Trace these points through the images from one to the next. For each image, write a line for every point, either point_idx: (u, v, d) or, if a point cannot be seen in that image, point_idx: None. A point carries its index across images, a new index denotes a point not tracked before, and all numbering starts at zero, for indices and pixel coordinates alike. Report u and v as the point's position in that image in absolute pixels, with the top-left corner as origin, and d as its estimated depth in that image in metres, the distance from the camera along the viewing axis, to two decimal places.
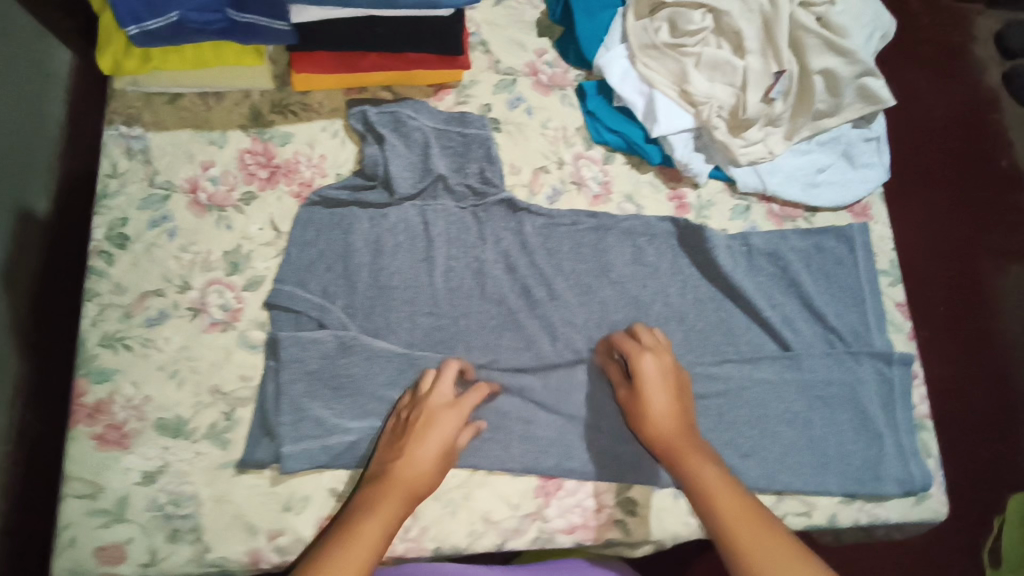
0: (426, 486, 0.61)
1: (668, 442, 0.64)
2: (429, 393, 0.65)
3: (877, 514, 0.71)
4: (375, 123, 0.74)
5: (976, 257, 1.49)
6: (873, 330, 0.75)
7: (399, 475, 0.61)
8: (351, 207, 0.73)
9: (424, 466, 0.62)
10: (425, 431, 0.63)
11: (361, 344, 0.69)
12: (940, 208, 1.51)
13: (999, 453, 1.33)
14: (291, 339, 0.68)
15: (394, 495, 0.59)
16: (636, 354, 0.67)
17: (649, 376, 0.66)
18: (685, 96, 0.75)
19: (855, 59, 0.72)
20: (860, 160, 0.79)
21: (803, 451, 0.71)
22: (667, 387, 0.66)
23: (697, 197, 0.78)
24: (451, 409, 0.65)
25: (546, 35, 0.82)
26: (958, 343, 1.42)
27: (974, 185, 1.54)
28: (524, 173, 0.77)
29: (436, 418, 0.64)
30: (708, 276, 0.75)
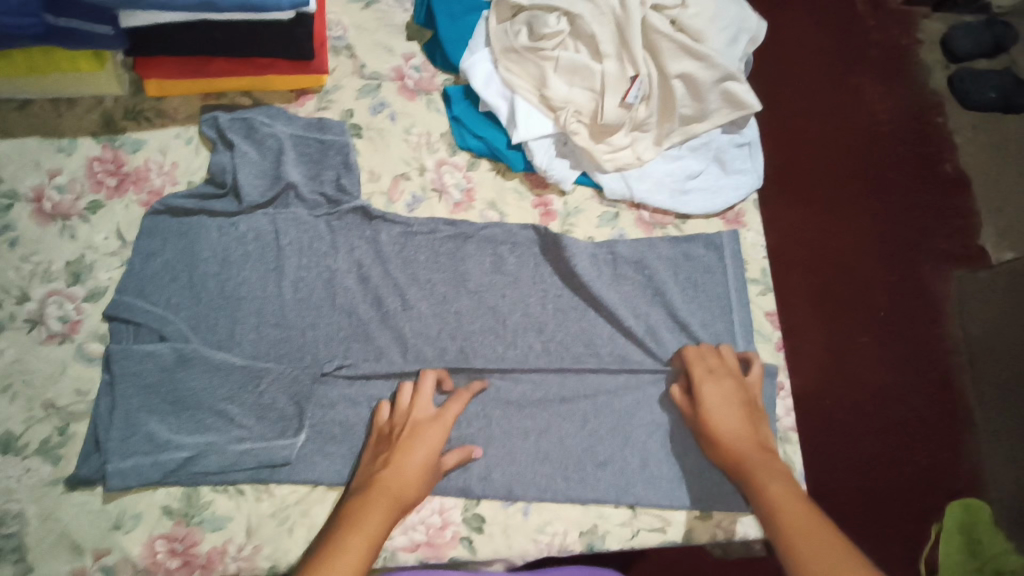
0: (412, 495, 0.60)
1: (738, 458, 0.62)
2: (412, 407, 0.66)
3: (736, 530, 0.68)
4: (226, 129, 0.72)
5: (918, 262, 1.45)
6: (741, 340, 0.73)
7: (388, 488, 0.59)
8: (199, 216, 0.72)
9: (409, 478, 0.61)
10: (410, 442, 0.63)
11: (197, 356, 0.67)
12: (881, 213, 1.48)
13: (938, 460, 1.31)
14: (124, 352, 0.66)
15: (379, 505, 0.58)
16: (695, 371, 0.68)
17: (703, 394, 0.66)
18: (545, 102, 0.73)
19: (713, 63, 0.70)
20: (732, 165, 0.77)
21: (662, 465, 0.69)
22: (730, 404, 0.65)
23: (563, 204, 0.76)
24: (439, 420, 0.65)
25: (415, 39, 0.80)
26: (901, 351, 1.39)
27: (920, 190, 1.50)
28: (384, 180, 0.75)
29: (424, 430, 0.64)
30: (571, 285, 0.73)
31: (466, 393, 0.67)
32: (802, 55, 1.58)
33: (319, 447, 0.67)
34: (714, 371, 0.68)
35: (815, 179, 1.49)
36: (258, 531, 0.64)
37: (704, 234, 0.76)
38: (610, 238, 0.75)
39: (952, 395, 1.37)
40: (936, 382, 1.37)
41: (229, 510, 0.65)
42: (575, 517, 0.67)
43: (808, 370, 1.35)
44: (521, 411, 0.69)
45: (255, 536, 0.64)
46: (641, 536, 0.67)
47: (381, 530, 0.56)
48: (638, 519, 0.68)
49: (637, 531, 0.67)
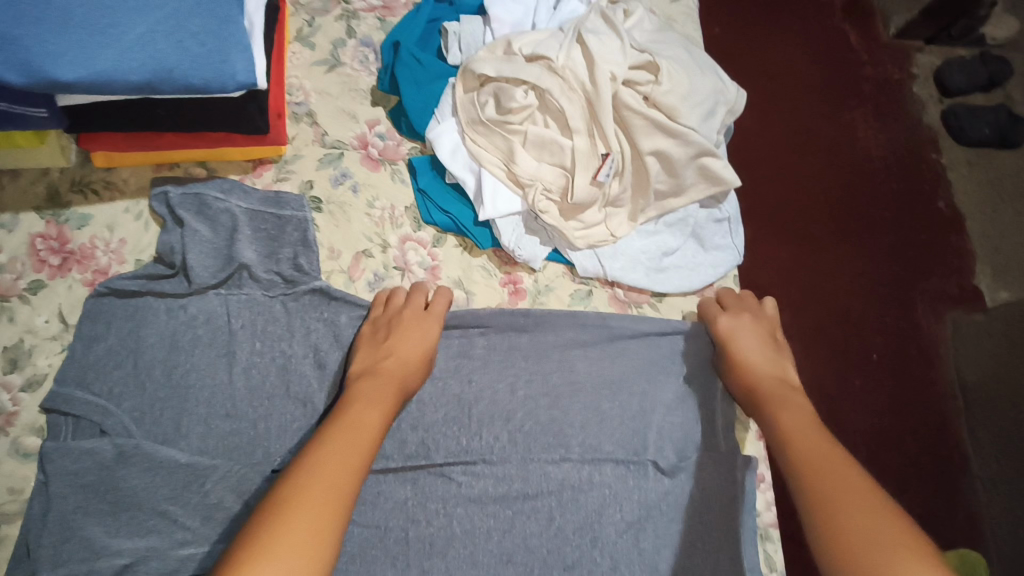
0: (410, 383, 0.65)
1: (756, 390, 0.68)
2: (403, 304, 0.68)
3: None
4: (176, 206, 0.68)
5: (913, 304, 1.42)
6: (718, 432, 0.71)
7: (390, 372, 0.63)
8: (146, 298, 0.68)
9: (408, 365, 0.65)
10: (404, 334, 0.66)
11: (143, 452, 0.63)
12: (875, 255, 1.44)
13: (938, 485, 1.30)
14: (60, 450, 0.62)
15: (387, 390, 0.62)
16: (716, 309, 0.73)
17: (738, 327, 0.71)
18: (513, 177, 0.70)
19: (688, 140, 0.67)
20: (710, 241, 0.75)
21: (632, 567, 0.65)
22: (757, 334, 0.71)
23: (533, 282, 0.72)
24: (432, 320, 0.67)
25: (379, 104, 0.77)
26: (896, 394, 1.35)
27: (915, 231, 1.47)
28: (344, 258, 0.71)
29: (419, 327, 0.66)
30: (541, 369, 0.70)
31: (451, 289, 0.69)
32: (793, 93, 1.54)
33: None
34: (745, 306, 0.74)
35: (808, 218, 1.45)
36: None
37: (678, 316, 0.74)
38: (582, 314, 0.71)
39: (949, 433, 1.34)
40: (933, 427, 1.34)
41: None
42: None
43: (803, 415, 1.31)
44: (485, 508, 0.65)
45: None
46: None
47: (389, 413, 0.60)
48: None
49: None
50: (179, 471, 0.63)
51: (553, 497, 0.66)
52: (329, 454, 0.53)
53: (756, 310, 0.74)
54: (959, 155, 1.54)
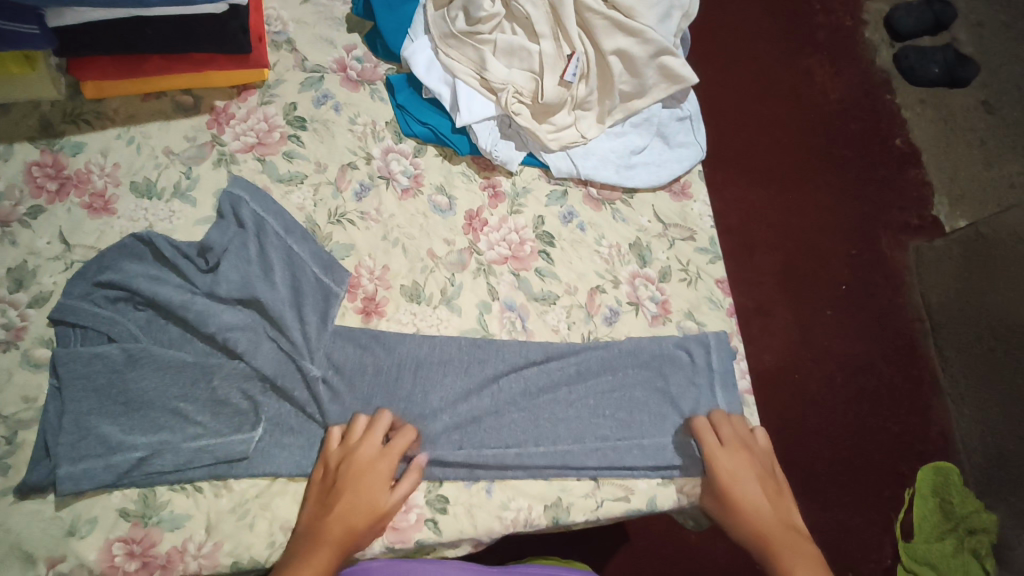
0: (354, 539, 0.61)
1: (761, 537, 0.64)
2: (355, 446, 0.64)
3: (698, 494, 0.69)
4: (244, 218, 0.70)
5: (876, 234, 1.49)
6: (697, 309, 0.75)
7: (330, 536, 0.60)
8: (168, 270, 0.69)
9: (363, 507, 0.62)
10: (353, 484, 0.62)
11: (151, 354, 0.65)
12: (838, 190, 1.51)
13: (912, 407, 1.36)
14: (71, 354, 0.64)
15: (322, 551, 0.60)
16: (709, 444, 0.67)
17: (726, 450, 0.66)
18: (486, 84, 0.75)
19: (646, 38, 0.72)
20: (674, 139, 0.79)
21: (621, 436, 0.68)
22: (755, 485, 0.66)
23: (511, 185, 0.77)
24: (381, 464, 0.63)
25: (355, 30, 0.81)
26: (867, 320, 1.42)
27: (874, 164, 1.55)
28: (331, 170, 0.75)
29: (365, 478, 0.63)
30: (525, 265, 0.74)
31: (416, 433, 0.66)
32: (751, 39, 1.60)
33: (277, 436, 0.67)
34: (741, 434, 0.68)
35: (772, 160, 1.52)
36: (217, 528, 0.63)
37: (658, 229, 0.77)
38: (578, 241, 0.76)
39: (920, 355, 1.41)
40: (904, 349, 1.40)
41: (187, 508, 0.64)
42: (538, 492, 0.67)
43: (780, 345, 1.37)
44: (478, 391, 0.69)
45: (214, 533, 0.63)
46: (606, 507, 0.68)
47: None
48: (602, 490, 0.68)
49: (601, 502, 0.68)
50: (186, 370, 0.66)
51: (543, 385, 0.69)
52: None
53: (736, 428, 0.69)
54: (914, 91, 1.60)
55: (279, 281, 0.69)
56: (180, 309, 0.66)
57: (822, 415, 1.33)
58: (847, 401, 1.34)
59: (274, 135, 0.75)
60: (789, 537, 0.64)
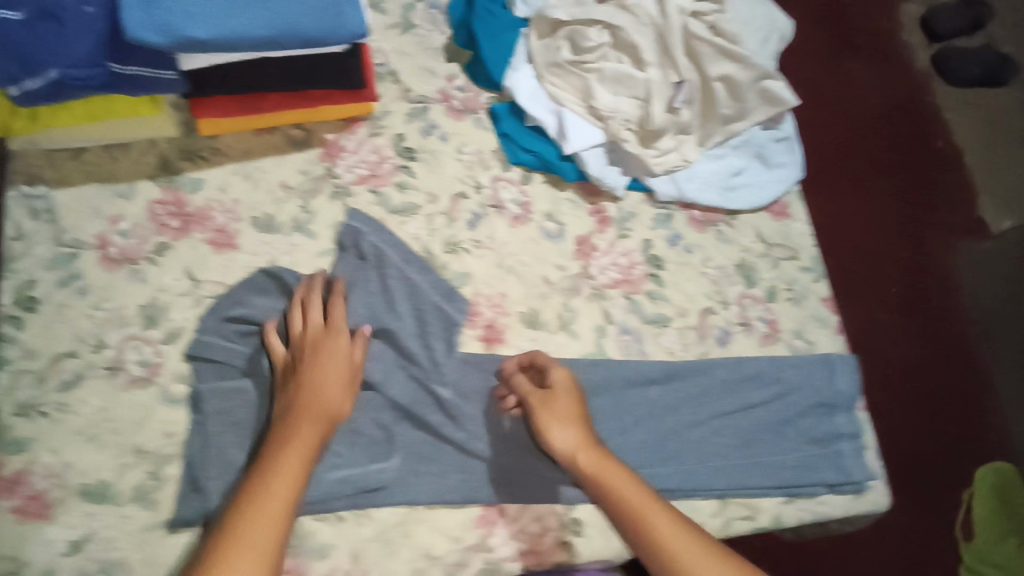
0: (322, 435, 0.62)
1: (599, 457, 0.63)
2: (302, 330, 0.67)
3: (820, 511, 0.71)
4: (368, 254, 0.72)
5: (925, 236, 1.50)
6: (808, 328, 0.76)
7: (312, 403, 0.63)
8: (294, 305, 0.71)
9: (333, 388, 0.64)
10: (319, 361, 0.65)
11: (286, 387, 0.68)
12: (887, 194, 1.52)
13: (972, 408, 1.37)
14: (213, 391, 0.68)
15: (308, 424, 0.61)
16: (550, 414, 0.65)
17: (560, 413, 0.65)
18: (592, 112, 0.76)
19: (750, 64, 0.74)
20: (774, 160, 0.80)
21: (743, 455, 0.70)
22: (573, 402, 0.66)
23: (618, 210, 0.78)
24: (340, 340, 0.67)
25: (454, 59, 0.82)
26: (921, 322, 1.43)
27: (919, 166, 1.56)
28: (443, 201, 0.76)
29: (324, 352, 0.66)
30: (638, 288, 0.76)
31: (343, 283, 0.69)
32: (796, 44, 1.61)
33: (412, 464, 0.68)
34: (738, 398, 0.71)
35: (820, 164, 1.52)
36: (363, 555, 0.66)
37: (767, 250, 0.78)
38: (686, 262, 0.77)
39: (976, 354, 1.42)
40: (960, 349, 1.41)
41: (331, 537, 0.66)
42: None
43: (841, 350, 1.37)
44: (598, 416, 0.70)
45: (362, 560, 0.65)
46: (733, 525, 0.70)
47: (312, 449, 0.60)
48: (728, 509, 0.70)
49: (729, 521, 0.70)
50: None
51: (670, 410, 0.71)
52: (252, 511, 0.53)
53: (582, 396, 0.68)
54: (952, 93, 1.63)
55: (402, 312, 0.71)
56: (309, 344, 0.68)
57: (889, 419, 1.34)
58: (906, 401, 1.35)
59: (385, 166, 0.77)
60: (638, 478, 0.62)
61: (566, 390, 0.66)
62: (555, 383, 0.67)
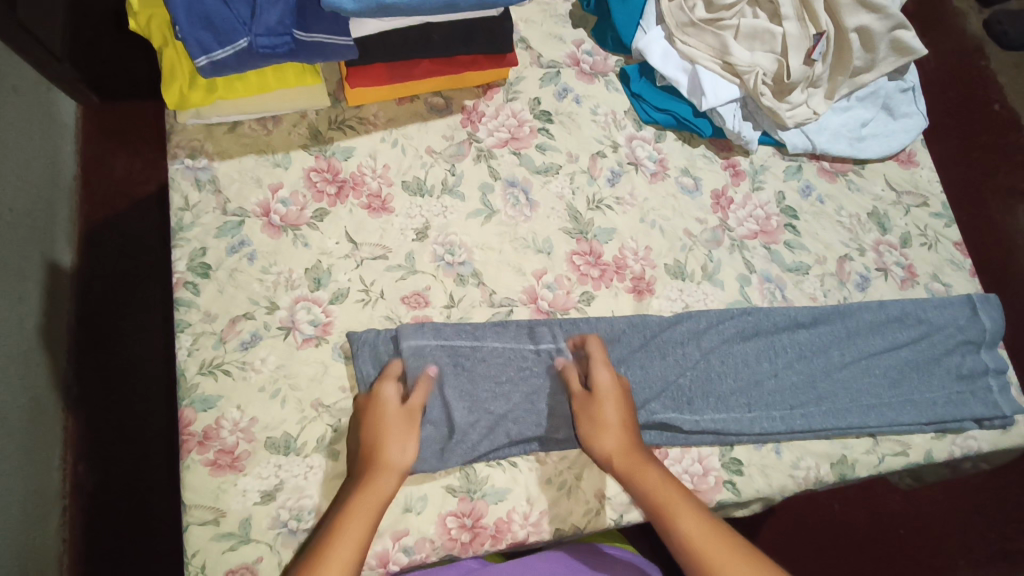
0: (394, 459, 0.62)
1: (629, 461, 0.64)
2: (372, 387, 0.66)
3: (970, 445, 0.73)
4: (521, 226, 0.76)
5: (985, 201, 1.70)
6: (945, 270, 0.78)
7: (376, 420, 0.64)
8: (435, 342, 0.69)
9: (392, 431, 0.63)
10: (371, 416, 0.64)
11: (466, 359, 0.69)
12: (942, 160, 1.73)
13: None
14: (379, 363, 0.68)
15: (365, 484, 0.60)
16: (588, 417, 0.66)
17: (604, 417, 0.65)
18: (727, 68, 0.78)
19: (887, 13, 0.76)
20: (899, 110, 0.83)
21: (893, 392, 0.72)
22: (614, 404, 0.66)
23: (750, 163, 0.81)
24: (390, 392, 0.65)
25: (581, 26, 0.85)
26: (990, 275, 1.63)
27: (976, 130, 1.76)
28: (583, 159, 0.79)
29: (376, 412, 0.64)
30: (777, 238, 0.78)
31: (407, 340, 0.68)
32: None
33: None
34: (881, 334, 0.74)
35: None
36: (540, 498, 0.67)
37: (898, 197, 0.81)
38: (821, 211, 0.79)
39: None
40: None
41: (507, 482, 0.67)
42: (824, 451, 0.71)
43: None
44: (750, 361, 0.73)
45: (538, 503, 0.67)
46: (886, 461, 0.71)
47: (374, 511, 0.59)
48: (881, 446, 0.72)
49: (883, 457, 0.71)
50: (510, 330, 0.71)
51: (821, 351, 0.73)
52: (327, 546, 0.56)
53: (626, 394, 0.68)
54: (1003, 58, 1.85)
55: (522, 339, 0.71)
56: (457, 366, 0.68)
57: None
58: None
59: (524, 129, 0.79)
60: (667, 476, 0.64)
61: (601, 399, 0.66)
62: (598, 385, 0.67)
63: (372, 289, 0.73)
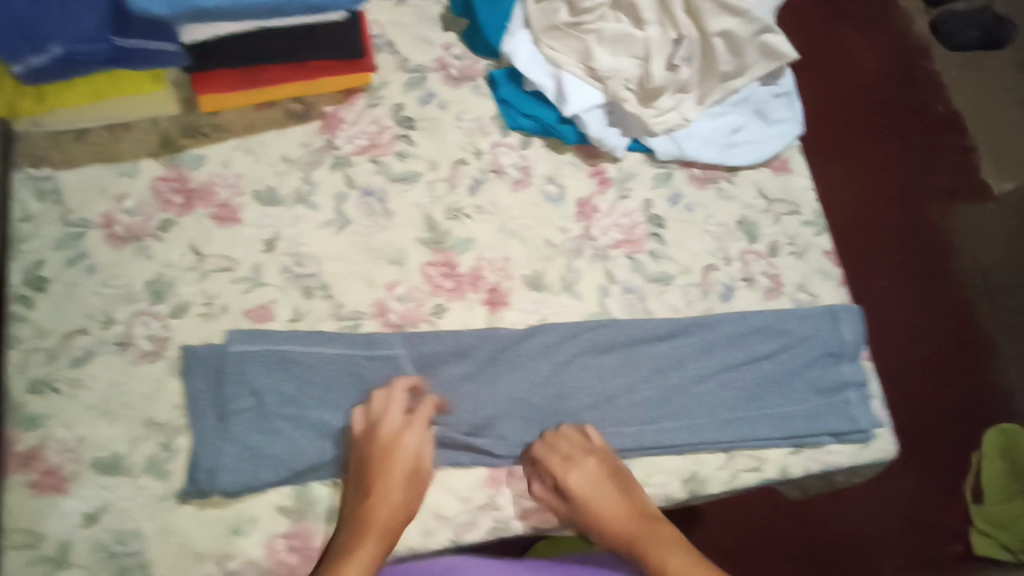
0: (393, 508, 0.63)
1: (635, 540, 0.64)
2: (388, 420, 0.65)
3: (827, 460, 0.71)
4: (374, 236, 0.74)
5: (923, 203, 1.65)
6: (812, 281, 0.77)
7: (397, 463, 0.64)
8: (263, 351, 0.67)
9: (399, 479, 0.63)
10: (388, 462, 0.63)
11: (295, 368, 0.67)
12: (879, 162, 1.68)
13: (973, 381, 1.49)
14: (211, 381, 0.67)
15: (370, 534, 0.61)
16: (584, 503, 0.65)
17: (597, 502, 0.65)
18: (591, 73, 0.76)
19: (750, 18, 0.75)
20: (774, 116, 0.80)
21: (751, 406, 0.71)
22: (605, 486, 0.66)
23: (618, 170, 0.78)
24: (409, 435, 0.65)
25: (451, 29, 0.82)
26: (923, 284, 1.57)
27: (916, 131, 1.72)
28: (444, 167, 0.76)
29: (394, 453, 0.64)
30: (641, 247, 0.76)
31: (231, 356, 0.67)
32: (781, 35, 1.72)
33: (436, 397, 0.69)
34: (741, 345, 0.72)
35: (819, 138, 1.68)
36: None
37: (770, 206, 0.79)
38: (688, 220, 0.78)
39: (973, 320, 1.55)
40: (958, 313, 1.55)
41: (341, 502, 0.66)
42: (675, 466, 0.70)
43: None
44: (605, 375, 0.71)
45: None
46: (739, 477, 0.70)
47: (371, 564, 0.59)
48: (735, 462, 0.70)
49: (735, 473, 0.70)
50: (344, 333, 0.70)
51: (679, 363, 0.72)
52: None
53: (613, 468, 0.67)
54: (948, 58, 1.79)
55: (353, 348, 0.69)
56: (285, 376, 0.67)
57: (913, 391, 1.46)
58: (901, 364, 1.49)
59: (385, 136, 0.77)
60: (678, 543, 0.63)
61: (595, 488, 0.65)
62: (579, 479, 0.65)
63: (215, 302, 0.71)
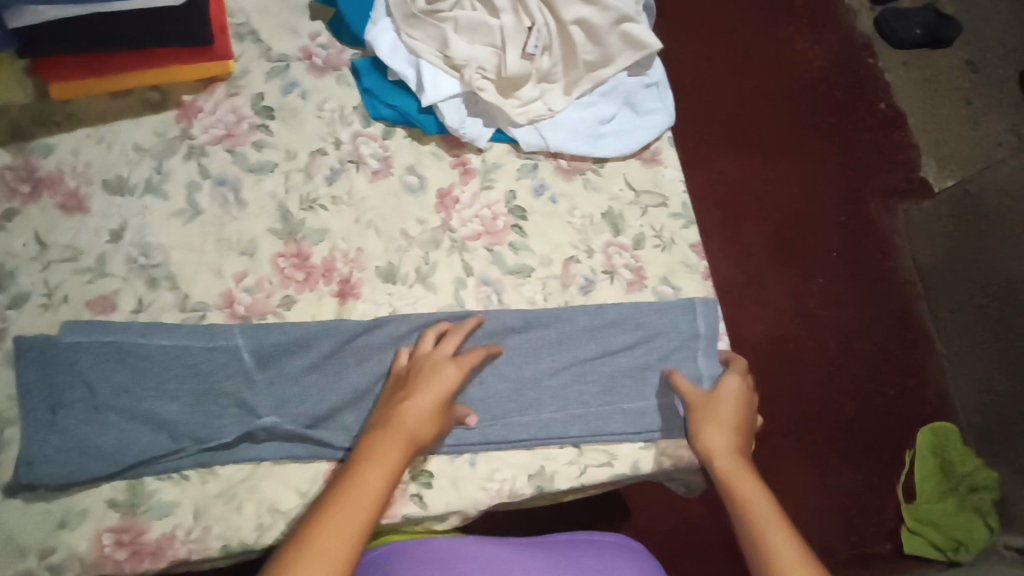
0: (422, 421, 0.61)
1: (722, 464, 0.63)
2: (428, 349, 0.66)
3: (682, 456, 0.70)
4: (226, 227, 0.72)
5: (862, 200, 1.56)
6: (676, 274, 0.75)
7: (429, 383, 0.62)
8: (96, 341, 0.66)
9: (434, 399, 0.62)
10: (425, 382, 0.62)
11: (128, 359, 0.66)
12: (819, 159, 1.58)
13: (905, 387, 1.41)
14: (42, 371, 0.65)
15: (394, 444, 0.59)
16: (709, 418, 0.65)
17: (726, 420, 0.65)
18: (449, 62, 0.75)
19: (605, 6, 0.76)
20: (642, 107, 0.80)
21: (603, 401, 0.70)
22: (741, 408, 0.67)
23: (481, 161, 0.77)
24: (454, 365, 0.64)
25: (318, 18, 0.81)
26: (859, 286, 1.48)
27: (859, 128, 1.62)
28: (301, 157, 0.75)
29: (437, 375, 0.63)
30: (501, 239, 0.75)
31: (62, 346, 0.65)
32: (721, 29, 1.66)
33: (277, 390, 0.67)
34: (594, 339, 0.71)
35: (757, 134, 1.59)
36: (207, 513, 0.64)
37: (637, 198, 0.78)
38: (551, 211, 0.76)
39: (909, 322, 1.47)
40: (892, 317, 1.46)
41: (175, 496, 0.64)
42: (522, 462, 0.68)
43: (772, 315, 1.43)
44: None
45: (203, 517, 0.64)
46: (589, 472, 0.69)
47: (393, 470, 0.57)
48: (585, 457, 0.69)
49: (585, 468, 0.69)
50: (188, 324, 0.69)
51: (530, 356, 0.70)
52: (347, 502, 0.54)
53: (747, 403, 0.68)
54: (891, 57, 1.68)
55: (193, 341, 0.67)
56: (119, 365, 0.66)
57: (837, 402, 1.38)
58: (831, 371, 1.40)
59: (243, 126, 0.76)
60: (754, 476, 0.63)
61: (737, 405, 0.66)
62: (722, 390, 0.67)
63: (56, 293, 0.69)
